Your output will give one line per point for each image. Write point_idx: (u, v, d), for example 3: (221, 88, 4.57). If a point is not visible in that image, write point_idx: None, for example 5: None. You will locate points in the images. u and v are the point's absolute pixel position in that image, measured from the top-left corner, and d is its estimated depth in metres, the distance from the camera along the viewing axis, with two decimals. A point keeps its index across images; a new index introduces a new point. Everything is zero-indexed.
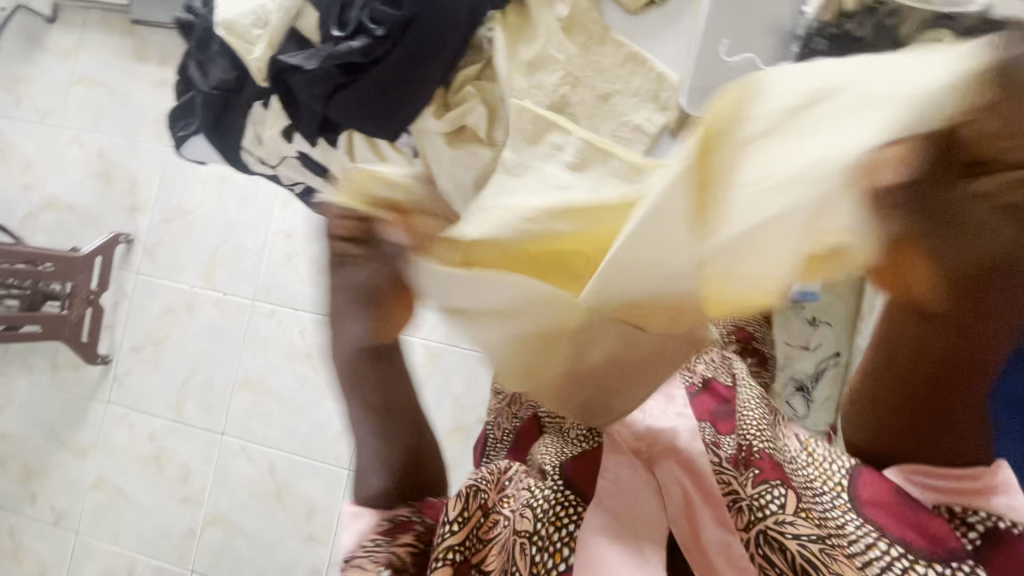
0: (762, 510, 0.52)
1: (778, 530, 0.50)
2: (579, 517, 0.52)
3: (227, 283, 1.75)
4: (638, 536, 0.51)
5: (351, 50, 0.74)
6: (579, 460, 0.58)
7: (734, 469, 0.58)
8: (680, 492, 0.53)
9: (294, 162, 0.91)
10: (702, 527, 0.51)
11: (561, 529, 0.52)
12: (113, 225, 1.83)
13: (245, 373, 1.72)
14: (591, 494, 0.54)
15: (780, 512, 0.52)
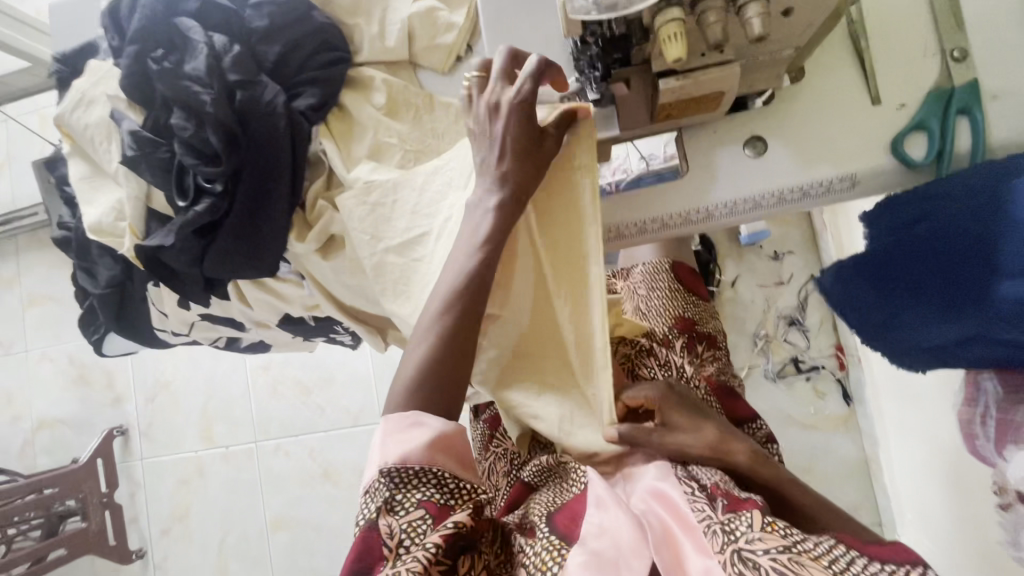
0: (733, 531, 0.41)
1: (751, 552, 0.39)
2: (564, 557, 0.43)
3: (226, 435, 1.77)
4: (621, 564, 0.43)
5: (197, 212, 0.62)
6: (573, 503, 0.49)
7: (708, 494, 0.48)
8: (658, 522, 0.46)
9: (205, 323, 0.78)
10: (684, 559, 0.43)
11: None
12: (105, 421, 1.85)
13: (274, 514, 1.71)
14: (575, 534, 0.45)
15: (751, 529, 0.41)
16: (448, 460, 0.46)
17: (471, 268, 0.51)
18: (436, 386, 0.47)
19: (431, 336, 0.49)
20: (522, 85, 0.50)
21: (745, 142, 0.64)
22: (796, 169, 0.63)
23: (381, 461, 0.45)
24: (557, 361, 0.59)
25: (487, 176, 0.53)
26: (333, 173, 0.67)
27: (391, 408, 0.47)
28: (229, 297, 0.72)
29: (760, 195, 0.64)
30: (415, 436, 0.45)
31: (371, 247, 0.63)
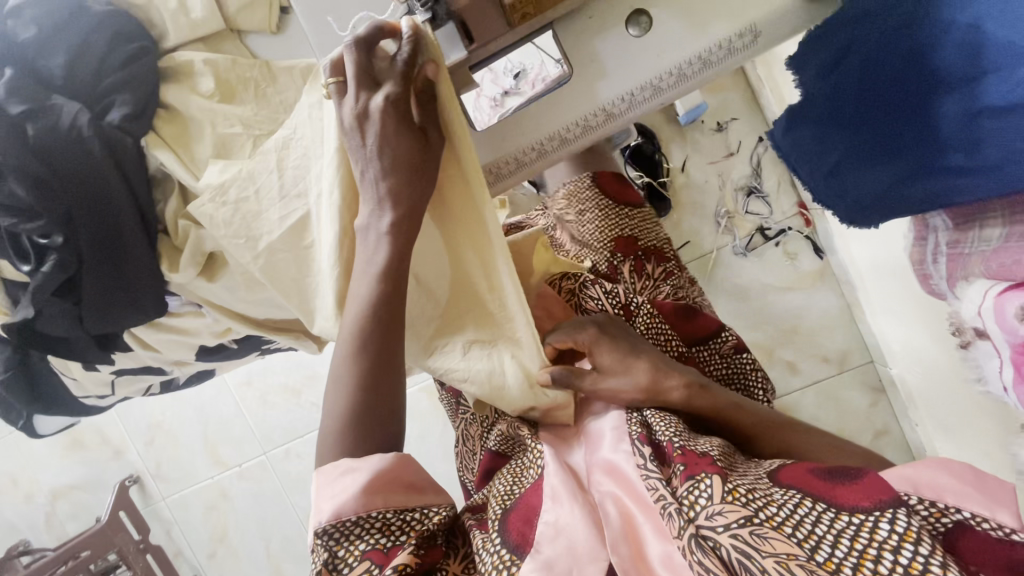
0: (692, 508, 0.40)
1: (709, 529, 0.38)
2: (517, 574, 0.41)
3: (235, 456, 1.77)
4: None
5: (46, 273, 0.54)
6: (528, 497, 0.46)
7: (663, 465, 0.45)
8: (615, 508, 0.43)
9: (125, 377, 0.72)
10: (644, 545, 0.42)
11: None
12: (114, 476, 1.85)
13: (306, 512, 1.74)
14: (529, 543, 0.42)
15: (710, 505, 0.39)
16: (389, 500, 0.43)
17: (371, 297, 0.45)
18: (363, 427, 0.45)
19: (350, 379, 0.45)
20: (385, 96, 0.43)
21: (627, 21, 0.55)
22: (687, 37, 0.55)
23: (319, 517, 0.42)
24: (475, 319, 0.52)
25: (369, 190, 0.46)
26: (184, 186, 0.58)
27: (324, 458, 0.45)
28: (132, 347, 0.66)
29: (661, 74, 0.57)
30: (348, 484, 0.42)
31: (251, 249, 0.55)
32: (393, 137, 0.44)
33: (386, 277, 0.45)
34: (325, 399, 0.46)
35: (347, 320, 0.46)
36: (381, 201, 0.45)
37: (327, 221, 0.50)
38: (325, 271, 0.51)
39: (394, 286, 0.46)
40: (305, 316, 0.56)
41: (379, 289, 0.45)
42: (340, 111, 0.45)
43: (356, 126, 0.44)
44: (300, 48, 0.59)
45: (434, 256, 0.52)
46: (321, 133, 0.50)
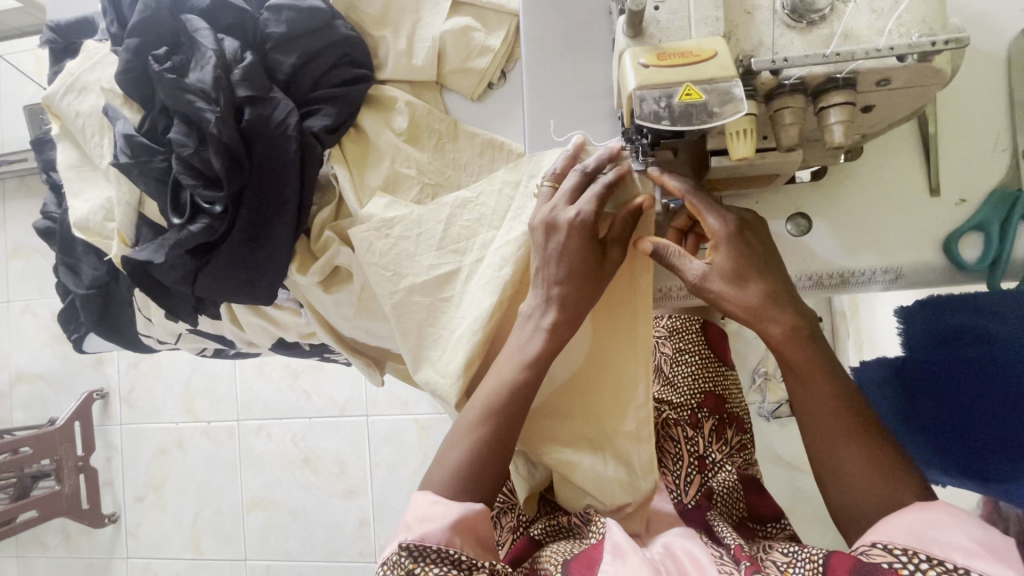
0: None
1: None
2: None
3: (209, 411, 1.74)
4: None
5: (192, 232, 0.57)
6: (588, 551, 0.52)
7: (734, 559, 0.50)
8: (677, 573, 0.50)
9: (193, 335, 0.74)
10: None
11: None
12: (85, 383, 1.81)
13: (251, 494, 1.69)
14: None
15: None
16: (470, 534, 0.44)
17: (512, 379, 0.48)
18: (472, 488, 0.46)
19: (467, 443, 0.47)
20: (574, 213, 0.47)
21: (789, 218, 0.60)
22: (840, 255, 0.59)
23: (404, 534, 0.44)
24: (580, 410, 0.58)
25: (540, 285, 0.49)
26: (343, 202, 0.62)
27: (425, 484, 0.47)
28: (221, 317, 0.67)
29: (808, 276, 0.60)
30: (439, 512, 0.44)
31: (391, 285, 0.56)
32: (581, 251, 0.48)
33: (531, 366, 0.48)
34: (437, 453, 0.49)
35: (481, 392, 0.49)
36: (547, 303, 0.49)
37: (484, 287, 0.52)
38: (461, 328, 0.53)
39: (533, 376, 0.48)
40: (414, 361, 0.55)
41: (511, 371, 0.48)
42: (538, 209, 0.50)
43: (545, 230, 0.48)
44: (492, 124, 0.64)
45: (573, 355, 0.57)
46: (504, 212, 0.54)
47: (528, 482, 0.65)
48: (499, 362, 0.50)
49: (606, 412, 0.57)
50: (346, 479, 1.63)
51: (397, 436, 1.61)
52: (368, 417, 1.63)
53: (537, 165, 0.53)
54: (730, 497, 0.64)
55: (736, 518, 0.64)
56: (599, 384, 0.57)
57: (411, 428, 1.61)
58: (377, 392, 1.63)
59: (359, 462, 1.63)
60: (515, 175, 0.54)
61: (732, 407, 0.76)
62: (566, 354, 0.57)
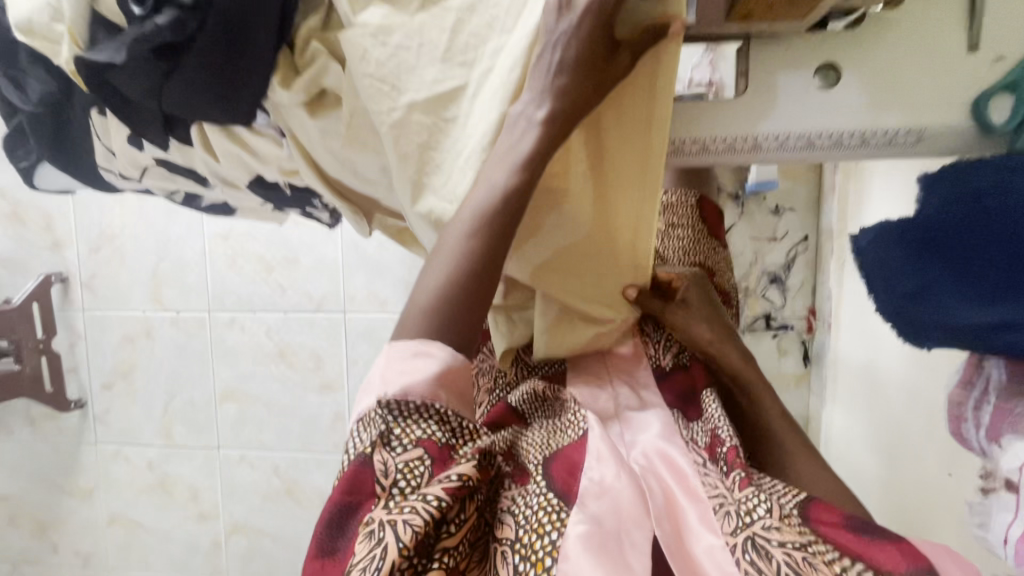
0: (749, 514, 0.45)
1: (763, 537, 0.43)
2: (563, 522, 0.44)
3: (177, 301, 1.67)
4: (624, 536, 0.45)
5: (160, 28, 0.50)
6: (571, 453, 0.51)
7: (720, 470, 0.52)
8: (659, 484, 0.51)
9: (161, 170, 0.67)
10: (682, 523, 0.48)
11: (542, 538, 0.44)
12: (41, 266, 1.71)
13: (223, 386, 1.68)
14: (575, 494, 0.47)
15: (767, 515, 0.44)
16: (454, 395, 0.45)
17: (504, 185, 0.46)
18: (456, 316, 0.46)
19: (455, 259, 0.46)
20: None
21: (817, 69, 0.56)
22: (865, 112, 0.56)
23: (383, 390, 0.44)
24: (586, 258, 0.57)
25: (537, 79, 0.46)
26: (332, 11, 0.54)
27: (399, 339, 0.46)
28: (192, 143, 0.61)
29: (830, 134, 0.57)
30: (419, 365, 0.44)
31: (388, 100, 0.51)
32: (589, 49, 0.45)
33: (525, 168, 0.46)
34: (418, 281, 0.47)
35: (470, 201, 0.47)
36: (542, 94, 0.46)
37: (492, 99, 0.48)
38: (468, 150, 0.50)
39: (527, 179, 0.46)
40: (413, 189, 0.53)
41: (516, 176, 0.46)
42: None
43: (557, 9, 0.45)
44: None
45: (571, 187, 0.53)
46: (522, 10, 0.49)
47: (508, 336, 0.66)
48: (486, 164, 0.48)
49: (610, 249, 0.56)
50: (323, 374, 1.63)
51: (374, 334, 1.60)
52: (345, 314, 1.60)
53: None
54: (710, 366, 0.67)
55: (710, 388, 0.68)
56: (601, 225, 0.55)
57: (389, 326, 1.59)
58: (355, 289, 1.59)
59: (335, 358, 1.62)
60: None
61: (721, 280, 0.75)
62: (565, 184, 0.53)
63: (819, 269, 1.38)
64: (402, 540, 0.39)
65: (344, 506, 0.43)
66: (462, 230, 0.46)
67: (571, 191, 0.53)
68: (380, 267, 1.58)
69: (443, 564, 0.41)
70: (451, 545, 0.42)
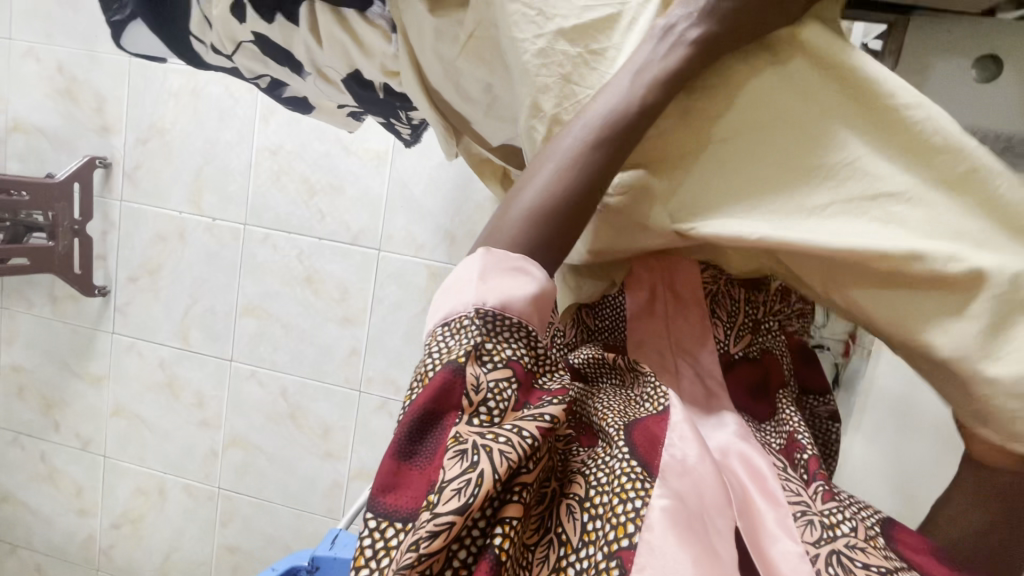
0: (833, 529, 0.45)
1: (849, 555, 0.43)
2: (648, 491, 0.42)
3: (215, 208, 1.66)
4: (708, 521, 0.43)
5: None
6: (651, 424, 0.46)
7: (802, 480, 0.50)
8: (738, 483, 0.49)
9: (254, 50, 0.65)
10: (762, 521, 0.47)
11: (625, 504, 0.41)
12: (87, 148, 1.70)
13: (246, 300, 1.68)
14: (658, 466, 0.43)
15: (851, 535, 0.44)
16: (542, 320, 0.43)
17: (641, 98, 0.43)
18: (550, 227, 0.43)
19: (566, 169, 0.43)
20: None
21: (977, 60, 0.52)
22: (1020, 114, 0.52)
23: (476, 295, 0.41)
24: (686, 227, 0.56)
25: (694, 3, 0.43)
26: None
27: (492, 242, 0.43)
28: (299, 22, 0.58)
29: (972, 133, 0.53)
30: (519, 279, 0.42)
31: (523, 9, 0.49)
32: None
33: (667, 85, 0.43)
34: (521, 187, 0.44)
35: (591, 109, 0.44)
36: (699, 15, 0.43)
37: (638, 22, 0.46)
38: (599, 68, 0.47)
39: (663, 95, 0.43)
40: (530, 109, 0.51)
41: (657, 94, 0.43)
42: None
43: None
44: None
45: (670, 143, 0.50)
46: None
47: (573, 292, 0.65)
48: (616, 74, 0.45)
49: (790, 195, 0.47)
50: (346, 307, 1.62)
51: (405, 277, 1.58)
52: (380, 252, 1.58)
53: None
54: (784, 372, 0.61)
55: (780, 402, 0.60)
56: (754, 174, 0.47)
57: (421, 271, 1.57)
58: (394, 229, 1.57)
59: (361, 293, 1.61)
60: None
61: None
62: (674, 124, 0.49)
63: None
64: (498, 471, 0.37)
65: (423, 419, 0.39)
66: (581, 143, 0.43)
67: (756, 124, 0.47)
68: (422, 210, 1.56)
69: (520, 501, 0.38)
70: (527, 483, 0.39)
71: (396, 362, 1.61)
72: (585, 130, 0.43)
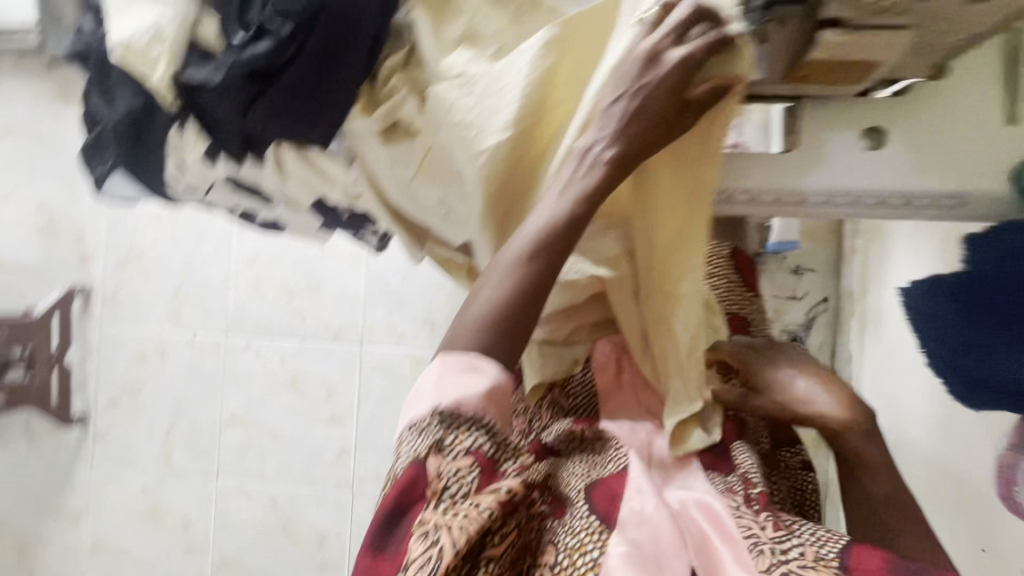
0: (785, 553, 0.48)
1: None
2: (604, 543, 0.48)
3: (196, 322, 1.68)
4: (664, 563, 0.48)
5: (258, 53, 0.54)
6: (610, 483, 0.54)
7: (754, 513, 0.53)
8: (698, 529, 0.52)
9: (226, 188, 0.71)
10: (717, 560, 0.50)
11: (582, 557, 0.47)
12: (66, 278, 1.73)
13: (231, 411, 1.66)
14: (615, 519, 0.50)
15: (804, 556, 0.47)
16: (502, 411, 0.45)
17: (565, 212, 0.48)
18: (503, 333, 0.46)
19: (511, 280, 0.47)
20: (679, 56, 0.47)
21: (864, 132, 0.59)
22: (911, 173, 0.59)
23: (436, 398, 0.45)
24: (633, 307, 0.63)
25: (608, 122, 0.48)
26: (415, 50, 0.58)
27: (451, 347, 0.46)
28: (265, 159, 0.63)
29: (873, 194, 0.60)
30: (471, 379, 0.44)
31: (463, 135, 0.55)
32: (658, 102, 0.47)
33: (588, 201, 0.47)
34: (475, 293, 0.48)
35: (527, 227, 0.49)
36: (615, 134, 0.47)
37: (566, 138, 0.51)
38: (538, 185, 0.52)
39: (588, 209, 0.48)
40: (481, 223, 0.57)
41: (581, 210, 0.47)
42: (637, 44, 0.48)
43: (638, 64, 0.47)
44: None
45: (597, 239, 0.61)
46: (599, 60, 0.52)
47: (541, 369, 0.68)
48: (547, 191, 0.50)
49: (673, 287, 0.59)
50: (332, 405, 1.61)
51: (389, 368, 1.59)
52: (362, 346, 1.60)
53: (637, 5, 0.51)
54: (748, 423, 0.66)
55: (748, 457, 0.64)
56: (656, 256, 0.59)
57: (404, 361, 1.58)
58: (374, 322, 1.60)
59: (347, 390, 1.60)
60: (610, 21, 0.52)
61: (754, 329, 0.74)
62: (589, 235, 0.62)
63: (839, 331, 1.39)
64: (458, 543, 0.41)
65: (396, 506, 0.46)
66: (522, 254, 0.47)
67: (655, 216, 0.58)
68: (400, 301, 1.60)
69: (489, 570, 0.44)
70: (495, 555, 0.45)
71: (387, 457, 1.58)
72: (524, 243, 0.48)
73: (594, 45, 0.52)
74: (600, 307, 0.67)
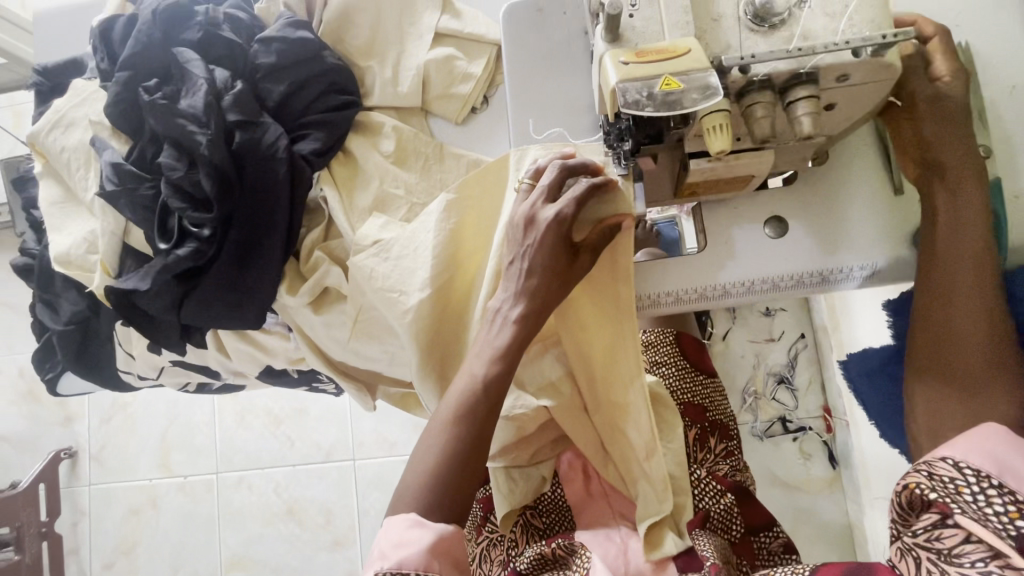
0: None
1: None
2: None
3: (185, 465, 1.65)
4: None
5: (181, 257, 0.57)
6: None
7: None
8: None
9: (176, 368, 0.73)
10: None
11: None
12: (51, 442, 1.71)
13: (230, 553, 1.59)
14: None
15: None
16: (452, 564, 0.43)
17: (484, 375, 0.50)
18: (452, 493, 0.46)
19: (440, 443, 0.47)
20: (555, 211, 0.50)
21: (766, 222, 0.62)
22: (819, 253, 0.61)
23: (379, 563, 0.42)
24: (586, 419, 0.64)
25: (511, 281, 0.52)
26: (332, 223, 0.63)
27: (397, 506, 0.46)
28: (207, 346, 0.68)
29: (789, 276, 0.62)
30: (416, 536, 0.43)
31: (385, 297, 0.57)
32: (548, 255, 0.51)
33: (502, 360, 0.50)
34: (411, 457, 0.48)
35: (453, 390, 0.50)
36: (518, 293, 0.51)
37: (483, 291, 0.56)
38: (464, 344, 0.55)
39: (505, 367, 0.50)
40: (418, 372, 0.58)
41: (497, 368, 0.50)
42: (518, 207, 0.53)
43: (523, 224, 0.51)
44: (475, 146, 0.66)
45: (534, 363, 0.63)
46: (500, 212, 0.56)
47: (509, 498, 0.65)
48: (471, 354, 0.52)
49: (619, 403, 0.60)
50: (333, 530, 1.55)
51: (385, 480, 1.55)
52: (355, 462, 1.57)
53: (520, 157, 0.55)
54: (722, 518, 0.65)
55: (729, 559, 0.61)
56: (594, 371, 0.60)
57: (399, 470, 1.55)
58: (364, 435, 1.58)
59: (345, 510, 1.56)
60: (501, 173, 0.56)
61: (714, 413, 0.76)
62: (528, 360, 0.63)
63: (823, 366, 1.39)
64: None
65: None
66: (448, 417, 0.48)
67: (589, 336, 0.59)
68: (387, 409, 1.59)
69: None
70: None
71: None
72: (450, 406, 0.49)
73: (490, 202, 0.57)
74: (557, 427, 0.68)
